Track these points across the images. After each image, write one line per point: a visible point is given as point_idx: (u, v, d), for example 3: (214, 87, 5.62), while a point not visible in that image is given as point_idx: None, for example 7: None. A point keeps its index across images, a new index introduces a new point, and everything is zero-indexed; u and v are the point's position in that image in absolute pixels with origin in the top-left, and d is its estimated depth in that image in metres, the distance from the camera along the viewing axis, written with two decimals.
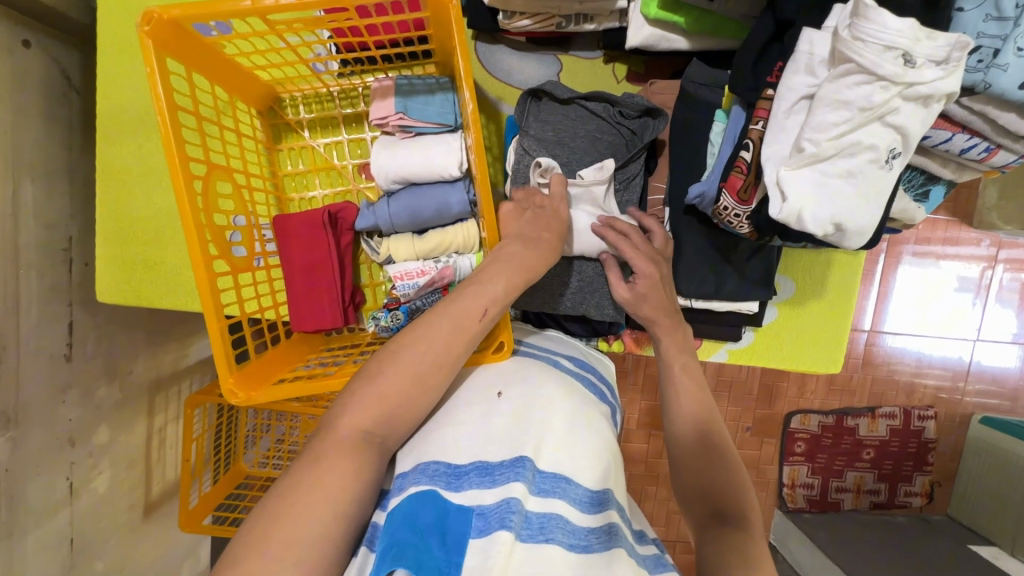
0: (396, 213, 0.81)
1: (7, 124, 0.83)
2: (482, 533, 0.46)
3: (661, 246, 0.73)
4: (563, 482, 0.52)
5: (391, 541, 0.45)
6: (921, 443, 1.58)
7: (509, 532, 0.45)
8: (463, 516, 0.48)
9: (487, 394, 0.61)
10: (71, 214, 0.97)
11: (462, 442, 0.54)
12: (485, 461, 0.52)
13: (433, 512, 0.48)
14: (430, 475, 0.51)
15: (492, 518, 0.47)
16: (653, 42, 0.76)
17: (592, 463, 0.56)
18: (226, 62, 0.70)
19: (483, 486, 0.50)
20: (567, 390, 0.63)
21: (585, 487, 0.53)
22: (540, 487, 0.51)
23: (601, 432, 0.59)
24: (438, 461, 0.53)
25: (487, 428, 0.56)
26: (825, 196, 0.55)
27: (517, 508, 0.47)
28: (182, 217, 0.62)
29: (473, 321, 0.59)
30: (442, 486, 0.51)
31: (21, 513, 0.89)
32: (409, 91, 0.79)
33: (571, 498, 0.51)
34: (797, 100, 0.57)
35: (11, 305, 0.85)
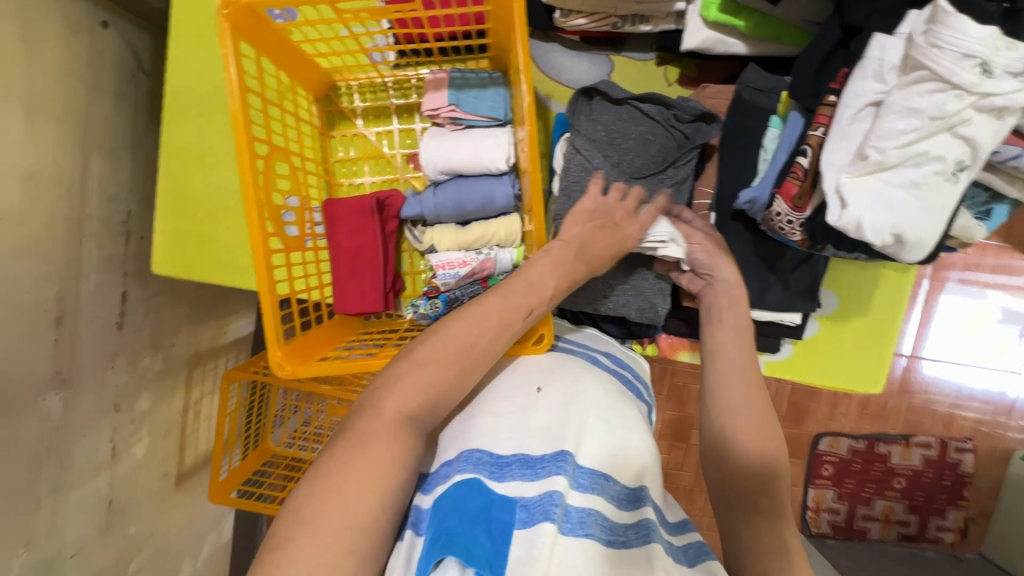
0: (442, 203, 0.83)
1: (81, 100, 0.88)
2: (526, 524, 0.47)
3: (708, 250, 0.72)
4: (601, 478, 0.53)
5: (440, 529, 0.47)
6: (956, 476, 1.53)
7: (553, 524, 0.46)
8: (507, 507, 0.49)
9: (528, 389, 0.61)
10: (131, 188, 1.01)
11: (502, 434, 0.55)
12: (527, 453, 0.53)
13: (478, 502, 0.49)
14: (474, 463, 0.53)
15: (535, 510, 0.48)
16: (709, 45, 0.75)
17: (628, 463, 0.56)
18: (291, 48, 0.72)
19: (526, 478, 0.51)
20: (605, 387, 0.62)
21: (622, 484, 0.54)
22: (580, 482, 0.51)
23: (639, 431, 0.60)
24: (481, 450, 0.54)
25: (525, 420, 0.57)
26: (887, 206, 0.54)
27: (560, 501, 0.48)
28: (245, 194, 0.65)
29: (522, 318, 0.61)
30: (485, 475, 0.52)
31: (67, 471, 0.93)
32: (462, 85, 0.81)
33: (608, 495, 0.52)
34: (863, 106, 0.56)
35: (72, 272, 0.89)
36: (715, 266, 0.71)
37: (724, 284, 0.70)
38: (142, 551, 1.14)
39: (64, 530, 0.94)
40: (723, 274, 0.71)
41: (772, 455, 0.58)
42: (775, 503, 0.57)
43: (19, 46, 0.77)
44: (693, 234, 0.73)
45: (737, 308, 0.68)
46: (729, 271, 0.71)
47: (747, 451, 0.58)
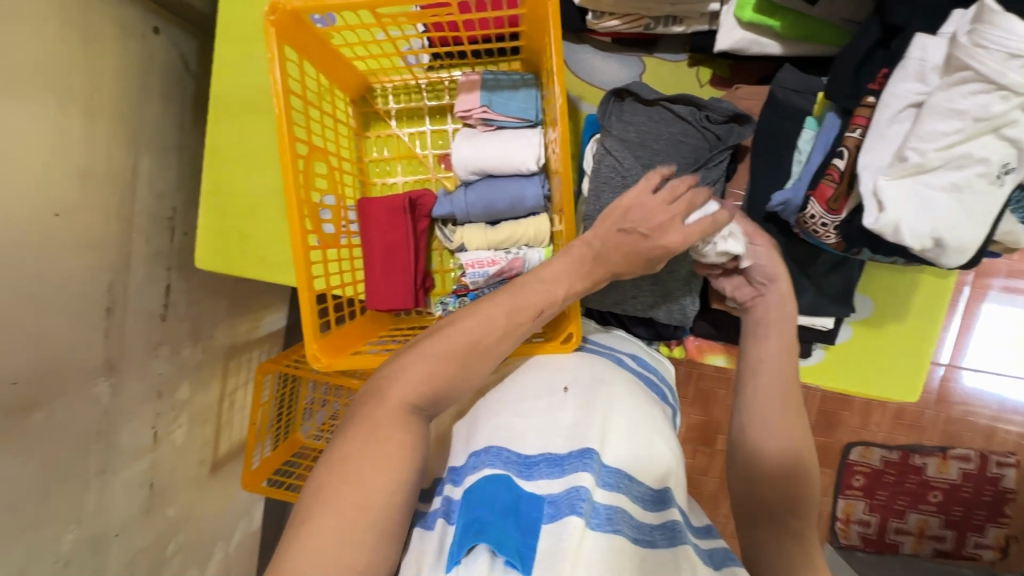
0: (473, 203, 0.84)
1: (133, 102, 0.93)
2: (553, 518, 0.49)
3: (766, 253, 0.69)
4: (626, 478, 0.54)
5: (472, 518, 0.49)
6: (996, 492, 1.47)
7: (580, 518, 0.48)
8: (535, 502, 0.51)
9: (553, 389, 0.62)
10: (177, 186, 1.06)
11: (530, 434, 0.57)
12: (553, 453, 0.55)
13: (507, 496, 0.52)
14: (503, 461, 0.55)
15: (562, 505, 0.49)
16: (743, 46, 0.74)
17: (654, 463, 0.57)
18: (331, 51, 0.75)
19: (553, 476, 0.53)
20: (631, 389, 0.63)
21: (647, 485, 0.55)
22: (606, 480, 0.52)
23: (664, 433, 0.60)
24: (510, 449, 0.56)
25: (550, 419, 0.58)
26: (928, 209, 0.53)
27: (586, 496, 0.49)
28: (287, 192, 0.68)
29: (529, 318, 0.63)
30: (514, 473, 0.54)
31: (114, 453, 0.98)
32: (494, 86, 0.82)
33: (633, 495, 0.53)
34: (903, 108, 0.55)
35: (122, 265, 0.94)
36: (775, 279, 0.68)
37: (778, 300, 0.68)
38: (180, 533, 1.19)
39: (110, 510, 0.99)
40: (780, 288, 0.68)
41: (794, 454, 0.59)
42: (802, 508, 0.57)
43: (79, 51, 0.82)
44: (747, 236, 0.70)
45: (787, 325, 0.66)
46: (786, 284, 0.68)
47: (784, 458, 0.59)
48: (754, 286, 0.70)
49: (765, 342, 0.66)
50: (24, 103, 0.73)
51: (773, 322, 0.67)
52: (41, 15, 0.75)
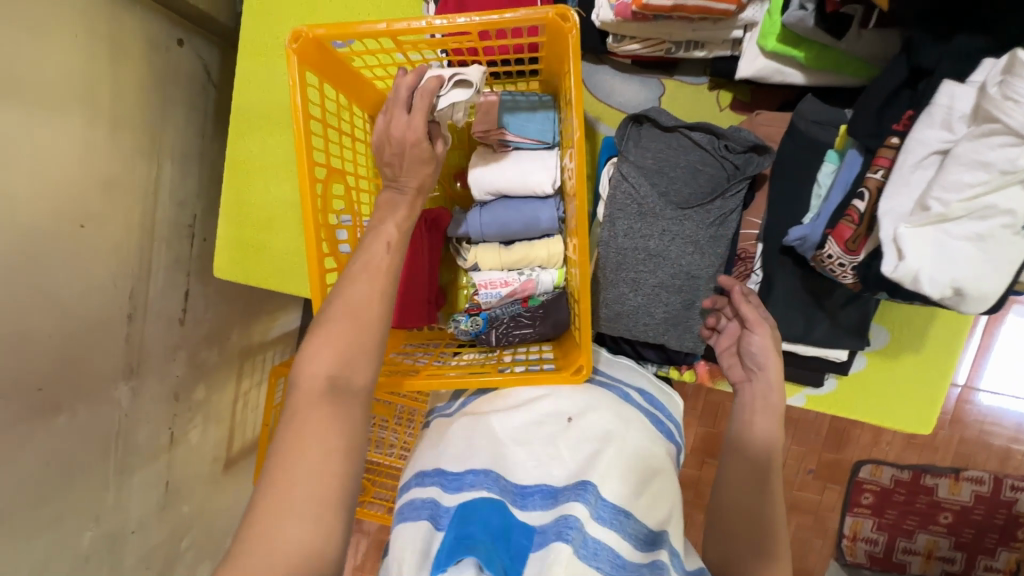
0: (487, 224, 0.85)
1: (157, 113, 0.95)
2: (541, 545, 0.54)
3: (763, 341, 0.69)
4: (622, 515, 0.57)
5: (463, 534, 0.54)
6: (1009, 515, 1.45)
7: (567, 545, 0.53)
8: (525, 531, 0.57)
9: (558, 418, 0.66)
10: (198, 193, 1.08)
11: (528, 462, 0.62)
12: (550, 484, 0.60)
13: (500, 520, 0.57)
14: (499, 488, 0.60)
15: (550, 533, 0.55)
16: (765, 75, 0.74)
17: (657, 500, 0.62)
18: (353, 75, 0.76)
19: (545, 508, 0.58)
20: (633, 426, 0.67)
21: (643, 524, 0.58)
22: (600, 514, 0.56)
23: (662, 470, 0.65)
24: (506, 479, 0.61)
25: (550, 451, 0.63)
26: (946, 259, 0.52)
27: (576, 525, 0.54)
28: (305, 215, 0.70)
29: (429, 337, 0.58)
30: (508, 501, 0.59)
31: (132, 454, 1.01)
32: (512, 107, 0.81)
33: (625, 531, 0.57)
34: (927, 154, 0.53)
35: (144, 272, 0.96)
36: (764, 367, 0.68)
37: (765, 390, 0.67)
38: (193, 528, 1.22)
39: (128, 508, 1.02)
40: (769, 377, 0.68)
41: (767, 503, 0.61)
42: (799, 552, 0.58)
43: (106, 66, 0.83)
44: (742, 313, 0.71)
45: (771, 416, 0.65)
46: (775, 374, 0.67)
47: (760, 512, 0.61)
48: (746, 369, 0.70)
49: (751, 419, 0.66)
50: (52, 119, 0.75)
51: (756, 408, 0.67)
52: (69, 32, 0.77)
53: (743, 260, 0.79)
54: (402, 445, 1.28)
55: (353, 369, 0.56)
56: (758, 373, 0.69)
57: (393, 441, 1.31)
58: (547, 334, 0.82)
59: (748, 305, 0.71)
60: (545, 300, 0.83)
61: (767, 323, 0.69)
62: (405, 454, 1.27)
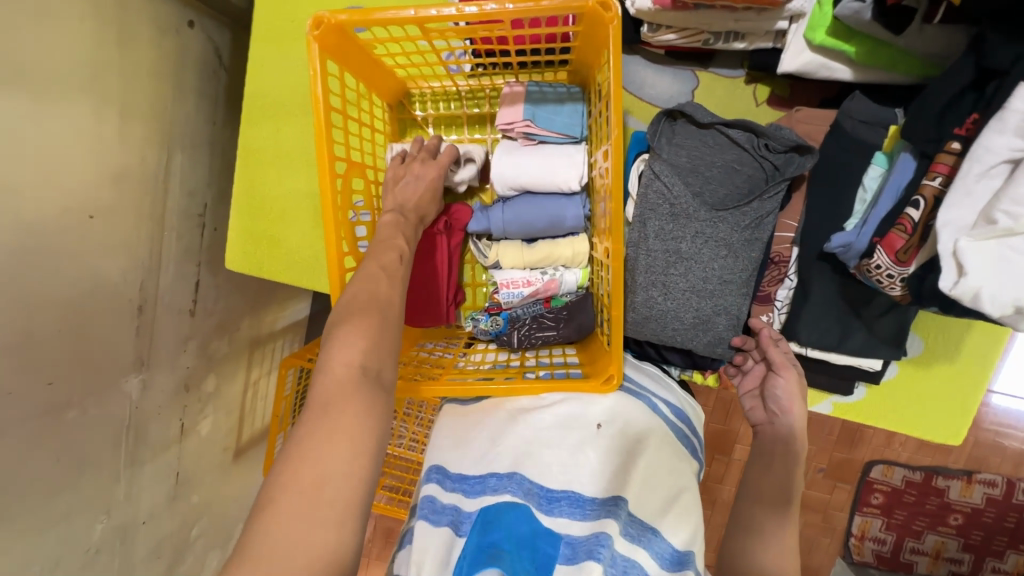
0: (510, 221, 0.81)
1: (167, 98, 0.91)
2: (570, 561, 0.54)
3: (791, 386, 0.71)
4: (650, 533, 0.58)
5: (486, 540, 0.52)
6: (1020, 519, 1.43)
7: (597, 565, 0.53)
8: (552, 540, 0.55)
9: (587, 423, 0.64)
10: (208, 181, 1.05)
11: (554, 468, 0.60)
12: (578, 491, 0.58)
13: (525, 528, 0.55)
14: (525, 491, 0.59)
15: (580, 551, 0.54)
16: (810, 70, 0.70)
17: (682, 520, 0.61)
18: (371, 61, 0.73)
19: (574, 517, 0.57)
20: (661, 441, 0.65)
21: (669, 543, 0.58)
22: (628, 530, 0.57)
23: (687, 490, 0.63)
24: (532, 481, 0.60)
25: (578, 456, 0.61)
26: (1009, 276, 0.49)
27: (607, 543, 0.54)
28: (325, 211, 0.67)
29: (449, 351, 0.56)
30: (533, 505, 0.58)
31: (142, 446, 0.99)
32: (539, 99, 0.78)
33: (651, 549, 0.57)
34: (996, 163, 0.49)
35: (154, 263, 0.93)
36: (788, 410, 0.70)
37: (786, 431, 0.69)
38: (203, 518, 1.21)
39: (139, 500, 1.01)
40: (791, 422, 0.70)
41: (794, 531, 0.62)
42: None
43: (114, 49, 0.80)
44: (770, 355, 0.74)
45: (791, 460, 0.67)
46: (798, 420, 0.70)
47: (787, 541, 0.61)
48: (768, 412, 0.73)
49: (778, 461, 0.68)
50: (59, 105, 0.72)
51: (777, 452, 0.68)
52: (77, 14, 0.73)
53: (777, 265, 0.76)
54: (412, 436, 1.26)
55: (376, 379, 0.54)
56: (777, 418, 0.71)
57: (402, 433, 1.30)
58: (570, 337, 0.80)
59: (776, 351, 0.73)
60: (569, 301, 0.81)
61: (793, 369, 0.72)
62: (414, 446, 1.25)
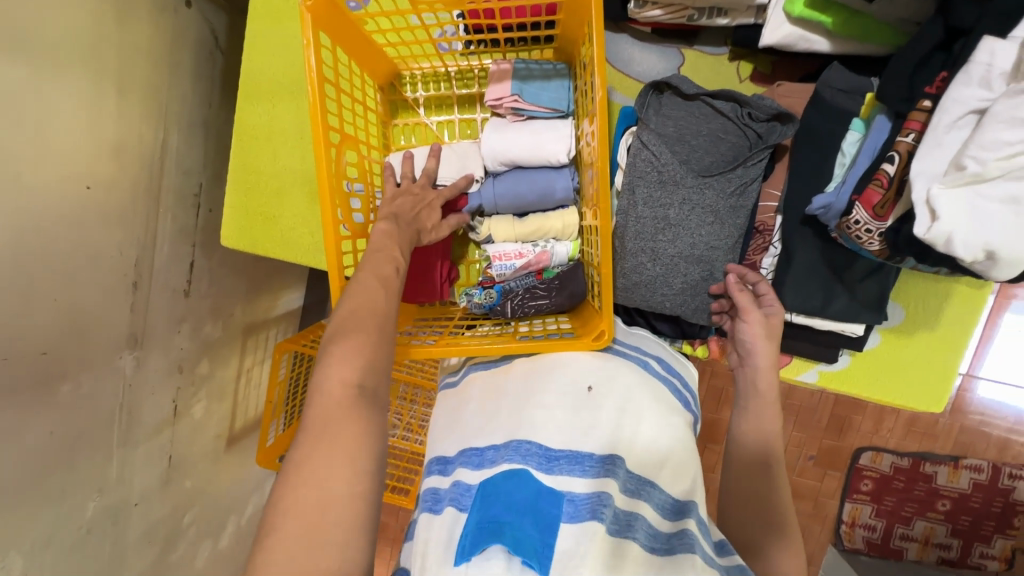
0: (501, 194, 0.83)
1: (165, 76, 0.93)
2: (573, 520, 0.52)
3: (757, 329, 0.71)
4: (648, 485, 0.59)
5: (488, 517, 0.52)
6: (1006, 503, 1.46)
7: (601, 523, 0.52)
8: (554, 500, 0.54)
9: (578, 388, 0.64)
10: (203, 162, 1.06)
11: (551, 428, 0.59)
12: (576, 449, 0.57)
13: (527, 495, 0.54)
14: (523, 455, 0.58)
15: (583, 509, 0.53)
16: (791, 42, 0.73)
17: (679, 475, 0.61)
18: (362, 37, 0.74)
19: (574, 474, 0.56)
20: (651, 397, 0.65)
21: (668, 493, 0.60)
22: (627, 487, 0.57)
23: (685, 447, 0.63)
24: (530, 442, 0.58)
25: (573, 417, 0.60)
26: (981, 223, 0.51)
27: (608, 502, 0.54)
28: (319, 178, 0.67)
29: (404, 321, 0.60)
30: (533, 466, 0.57)
31: (136, 426, 0.99)
32: (526, 76, 0.80)
33: (650, 501, 0.58)
34: (963, 114, 0.53)
35: (149, 240, 0.94)
36: (752, 352, 0.71)
37: (754, 373, 0.70)
38: (195, 505, 1.21)
39: (131, 480, 1.00)
40: (758, 363, 0.70)
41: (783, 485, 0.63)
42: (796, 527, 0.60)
43: (114, 24, 0.81)
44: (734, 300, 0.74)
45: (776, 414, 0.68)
46: (763, 361, 0.70)
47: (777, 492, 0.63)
48: (739, 355, 0.74)
49: (766, 419, 0.68)
50: (60, 74, 0.73)
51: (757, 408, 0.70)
52: None
53: (761, 233, 0.80)
54: (406, 424, 1.26)
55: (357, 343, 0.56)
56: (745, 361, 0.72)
57: (395, 421, 1.30)
58: (562, 305, 0.80)
59: (738, 296, 0.73)
60: (560, 271, 0.82)
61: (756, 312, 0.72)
62: (408, 436, 1.25)
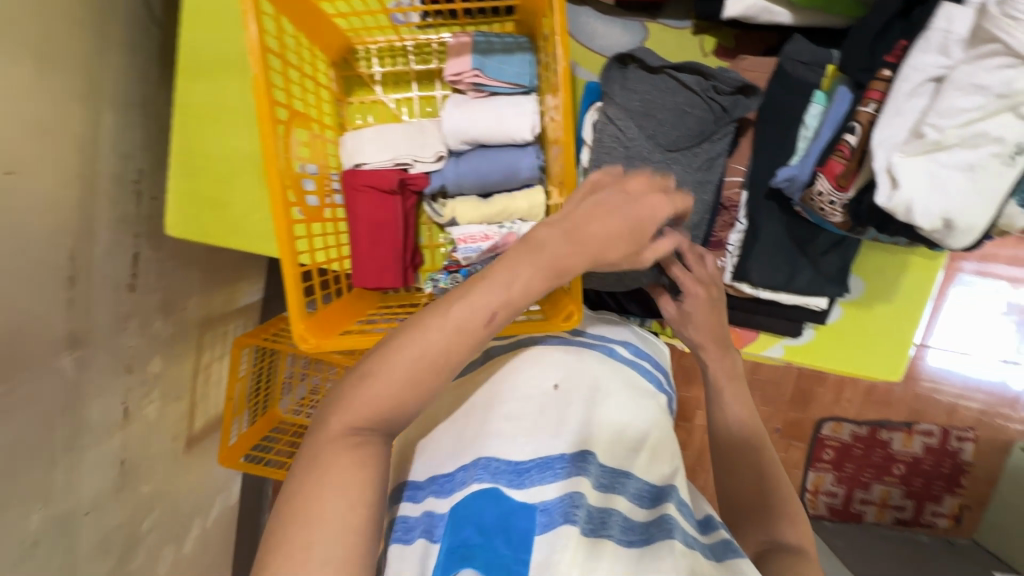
0: (464, 173, 0.81)
1: (93, 50, 0.86)
2: (546, 529, 0.49)
3: (704, 304, 0.71)
4: (621, 477, 0.57)
5: (456, 541, 0.49)
6: (955, 464, 1.54)
7: (574, 526, 0.48)
8: (526, 513, 0.51)
9: (545, 386, 0.61)
10: (143, 146, 0.99)
11: (518, 435, 0.56)
12: (545, 456, 0.54)
13: (496, 513, 0.51)
14: (492, 472, 0.53)
15: (556, 514, 0.50)
16: (753, 13, 0.72)
17: (657, 458, 0.60)
18: (309, 7, 0.69)
19: (545, 482, 0.53)
20: (621, 384, 0.64)
21: (644, 481, 0.58)
22: (600, 482, 0.55)
23: (663, 436, 0.62)
24: (499, 459, 0.54)
25: (539, 418, 0.58)
26: (939, 190, 0.53)
27: (581, 502, 0.51)
28: (267, 161, 0.62)
29: (479, 326, 0.51)
30: (504, 484, 0.53)
31: (82, 430, 0.93)
32: (486, 50, 0.77)
33: (627, 493, 0.56)
34: (922, 81, 0.55)
35: (86, 230, 0.87)
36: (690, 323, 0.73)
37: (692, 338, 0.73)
38: (154, 509, 1.15)
39: (80, 488, 0.94)
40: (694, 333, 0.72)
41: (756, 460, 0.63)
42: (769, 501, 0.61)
43: None
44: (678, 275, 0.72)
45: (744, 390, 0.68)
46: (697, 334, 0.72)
47: None
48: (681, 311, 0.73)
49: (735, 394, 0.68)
50: None
51: (725, 383, 0.70)
52: None
53: (728, 210, 0.79)
54: None
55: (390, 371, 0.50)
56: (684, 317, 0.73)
57: None
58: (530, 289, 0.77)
59: (687, 279, 0.71)
60: None
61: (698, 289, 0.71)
62: None
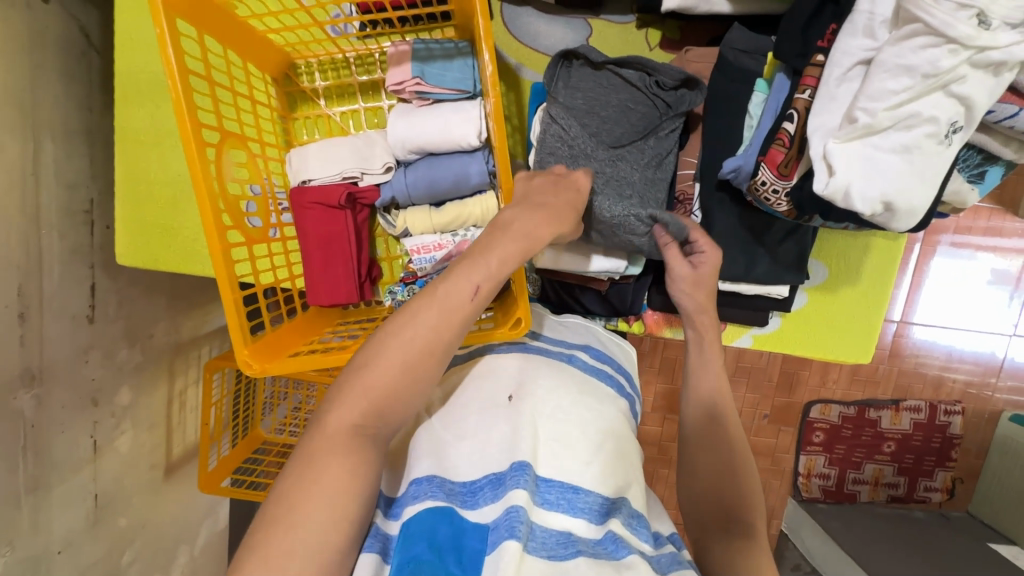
0: (414, 184, 0.79)
1: (26, 82, 0.84)
2: (493, 546, 0.45)
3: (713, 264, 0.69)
4: (570, 492, 0.52)
5: (407, 557, 0.46)
6: (944, 438, 1.53)
7: (518, 542, 0.44)
8: (479, 534, 0.48)
9: (499, 399, 0.59)
10: (91, 174, 0.97)
11: (470, 453, 0.55)
12: (496, 472, 0.52)
13: (450, 530, 0.48)
14: (446, 492, 0.51)
15: (499, 530, 0.46)
16: (691, 4, 0.71)
17: (612, 472, 0.55)
18: (236, 24, 0.68)
19: (495, 500, 0.50)
20: (575, 393, 0.61)
21: (597, 495, 0.53)
22: (545, 498, 0.51)
23: (624, 444, 0.60)
24: (450, 480, 0.53)
25: (488, 434, 0.55)
26: (875, 175, 0.53)
27: (524, 517, 0.46)
28: (195, 188, 0.61)
29: (467, 300, 0.55)
30: (458, 505, 0.51)
31: (46, 468, 0.91)
32: (426, 57, 0.76)
33: (576, 508, 0.51)
34: (852, 65, 0.55)
35: (33, 264, 0.85)
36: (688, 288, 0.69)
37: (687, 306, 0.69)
38: (135, 542, 1.12)
39: (48, 527, 0.92)
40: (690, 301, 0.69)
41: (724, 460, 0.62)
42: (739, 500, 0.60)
43: None
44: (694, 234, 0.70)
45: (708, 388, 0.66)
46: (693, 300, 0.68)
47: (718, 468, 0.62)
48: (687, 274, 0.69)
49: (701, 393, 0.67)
50: None
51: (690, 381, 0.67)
52: None
53: (682, 203, 0.78)
54: None
55: (383, 363, 0.52)
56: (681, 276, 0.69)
57: None
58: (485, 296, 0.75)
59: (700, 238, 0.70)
60: None
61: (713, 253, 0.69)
62: None
